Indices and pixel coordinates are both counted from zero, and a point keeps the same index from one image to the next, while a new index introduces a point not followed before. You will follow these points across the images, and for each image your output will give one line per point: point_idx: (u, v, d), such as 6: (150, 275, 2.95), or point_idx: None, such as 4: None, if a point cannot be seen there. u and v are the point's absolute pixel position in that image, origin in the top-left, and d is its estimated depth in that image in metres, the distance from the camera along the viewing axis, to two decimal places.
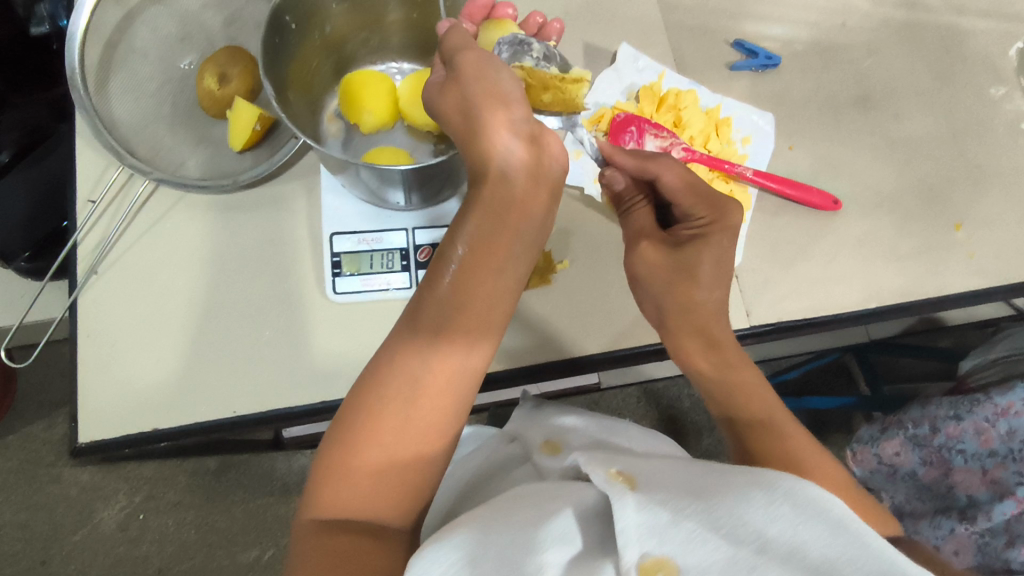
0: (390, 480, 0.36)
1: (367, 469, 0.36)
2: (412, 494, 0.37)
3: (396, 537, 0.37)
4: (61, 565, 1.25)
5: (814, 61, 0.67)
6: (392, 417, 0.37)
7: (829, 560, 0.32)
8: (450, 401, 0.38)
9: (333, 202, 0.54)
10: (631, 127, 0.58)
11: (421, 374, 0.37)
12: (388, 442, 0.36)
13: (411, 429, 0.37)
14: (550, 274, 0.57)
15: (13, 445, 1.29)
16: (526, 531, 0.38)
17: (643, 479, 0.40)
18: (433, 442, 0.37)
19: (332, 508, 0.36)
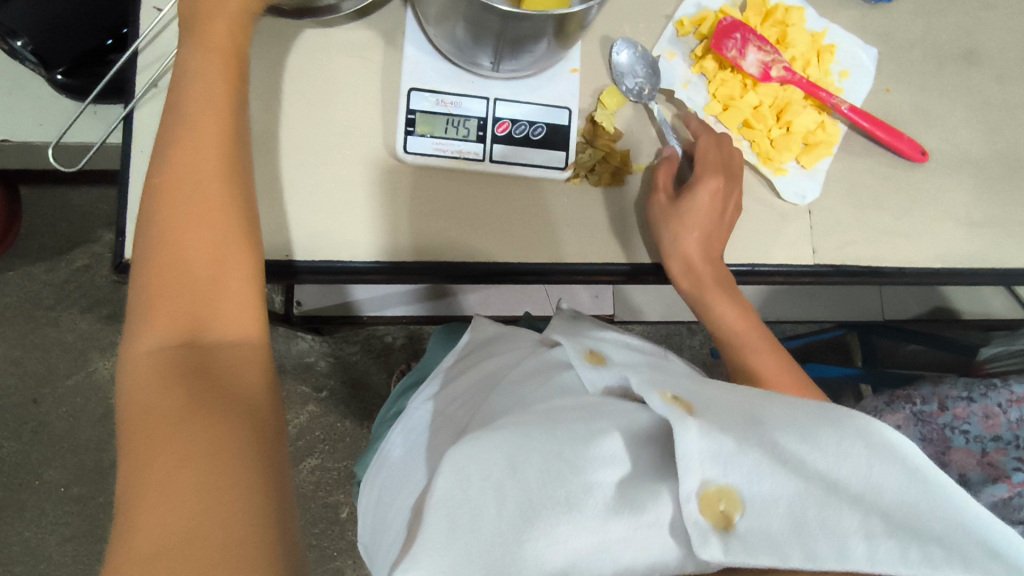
0: (196, 284, 0.36)
1: (168, 283, 0.36)
2: (219, 296, 0.36)
3: (219, 346, 0.36)
4: (52, 406, 1.26)
5: (930, 4, 0.62)
6: (186, 218, 0.37)
7: (903, 505, 0.29)
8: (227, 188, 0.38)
9: (414, 58, 0.51)
10: (736, 33, 0.54)
11: (196, 168, 0.38)
12: (189, 245, 0.37)
13: (198, 221, 0.37)
14: (624, 174, 0.53)
15: (13, 282, 1.27)
16: (566, 447, 0.34)
17: (699, 404, 0.34)
18: (220, 232, 0.37)
19: (155, 327, 0.35)
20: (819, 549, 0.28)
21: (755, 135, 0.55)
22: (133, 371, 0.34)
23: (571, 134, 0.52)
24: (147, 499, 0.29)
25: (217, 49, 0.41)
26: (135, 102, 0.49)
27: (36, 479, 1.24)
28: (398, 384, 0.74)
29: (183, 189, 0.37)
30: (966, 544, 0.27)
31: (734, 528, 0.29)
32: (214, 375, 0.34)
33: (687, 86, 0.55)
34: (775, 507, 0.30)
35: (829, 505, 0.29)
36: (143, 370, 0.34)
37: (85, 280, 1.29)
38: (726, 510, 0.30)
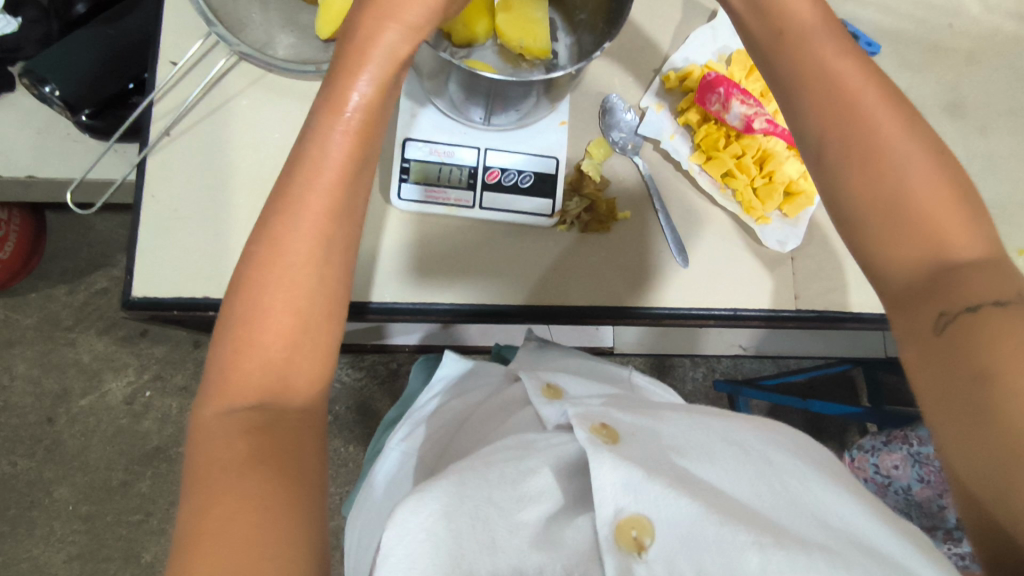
0: (252, 412, 0.35)
1: (243, 376, 0.36)
2: (279, 425, 0.35)
3: (271, 474, 0.33)
4: (66, 425, 1.30)
5: (912, 59, 0.64)
6: (256, 325, 0.36)
7: (789, 524, 0.33)
8: (301, 286, 0.37)
9: (411, 109, 0.54)
10: (719, 87, 0.56)
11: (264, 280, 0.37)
12: (251, 353, 0.36)
13: (279, 321, 0.37)
14: (610, 223, 0.55)
15: (34, 304, 1.32)
16: (502, 487, 0.38)
17: (625, 432, 0.40)
18: (280, 346, 0.36)
19: (211, 465, 0.33)
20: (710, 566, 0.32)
21: (737, 185, 0.57)
22: (197, 504, 0.32)
23: (559, 181, 0.55)
24: None
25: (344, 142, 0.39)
26: (149, 149, 0.52)
27: (47, 497, 1.27)
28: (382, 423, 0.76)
29: (249, 304, 0.37)
30: (852, 552, 0.31)
31: (647, 552, 0.33)
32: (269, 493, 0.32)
33: (672, 136, 0.58)
34: (678, 527, 0.34)
35: (728, 522, 0.32)
36: (209, 435, 0.35)
37: (103, 303, 1.33)
38: (639, 537, 0.34)
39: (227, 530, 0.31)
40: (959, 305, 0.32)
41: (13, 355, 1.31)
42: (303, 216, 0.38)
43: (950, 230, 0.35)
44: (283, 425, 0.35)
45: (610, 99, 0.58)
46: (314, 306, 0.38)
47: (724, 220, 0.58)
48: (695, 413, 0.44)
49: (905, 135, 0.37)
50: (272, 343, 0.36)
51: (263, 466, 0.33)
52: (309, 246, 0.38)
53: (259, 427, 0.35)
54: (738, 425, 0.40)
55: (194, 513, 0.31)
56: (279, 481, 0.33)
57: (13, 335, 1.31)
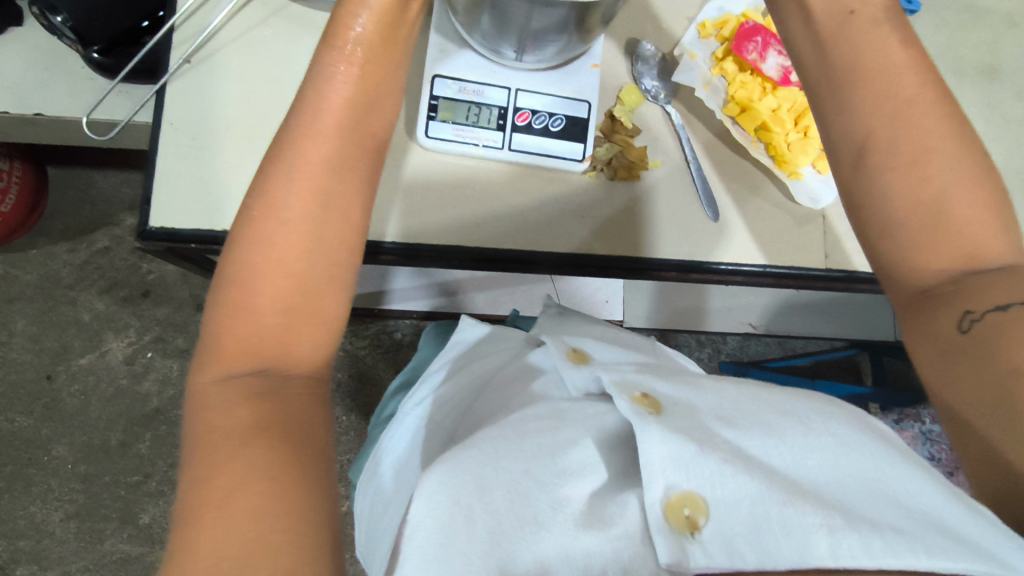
0: (259, 379, 0.34)
1: (238, 345, 0.34)
2: (284, 395, 0.34)
3: (276, 445, 0.32)
4: (64, 384, 1.28)
5: (951, 20, 0.63)
6: (260, 282, 0.35)
7: (860, 505, 0.30)
8: (305, 242, 0.35)
9: (441, 46, 0.52)
10: (756, 37, 0.55)
11: (273, 237, 0.35)
12: (256, 313, 0.35)
13: (270, 285, 0.35)
14: (639, 171, 0.54)
15: (34, 259, 1.30)
16: (540, 459, 0.37)
17: (668, 403, 0.37)
18: (283, 309, 0.35)
19: (215, 431, 0.33)
20: (777, 551, 0.30)
21: (772, 137, 0.55)
22: (197, 469, 0.32)
23: (590, 126, 0.53)
24: None
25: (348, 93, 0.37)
26: (168, 75, 0.50)
27: (45, 455, 1.26)
28: (391, 384, 0.75)
29: (255, 263, 0.35)
30: (930, 536, 0.28)
31: (699, 532, 0.31)
32: (273, 466, 0.31)
33: (706, 87, 0.56)
34: (739, 510, 0.31)
35: (792, 504, 0.30)
36: (213, 397, 0.34)
37: (104, 262, 1.31)
38: (692, 516, 0.31)
39: (228, 508, 0.30)
40: (986, 305, 0.33)
41: (13, 312, 1.29)
42: (301, 173, 0.36)
43: (977, 230, 0.35)
44: (285, 394, 0.34)
45: (641, 45, 0.56)
46: (315, 268, 0.36)
47: (754, 173, 0.56)
48: (743, 382, 0.41)
49: (954, 143, 0.37)
50: (276, 304, 0.35)
51: (269, 433, 0.32)
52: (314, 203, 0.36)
53: (259, 398, 0.33)
54: (796, 396, 0.37)
55: (194, 488, 0.31)
56: (281, 454, 0.32)
57: (12, 291, 1.29)
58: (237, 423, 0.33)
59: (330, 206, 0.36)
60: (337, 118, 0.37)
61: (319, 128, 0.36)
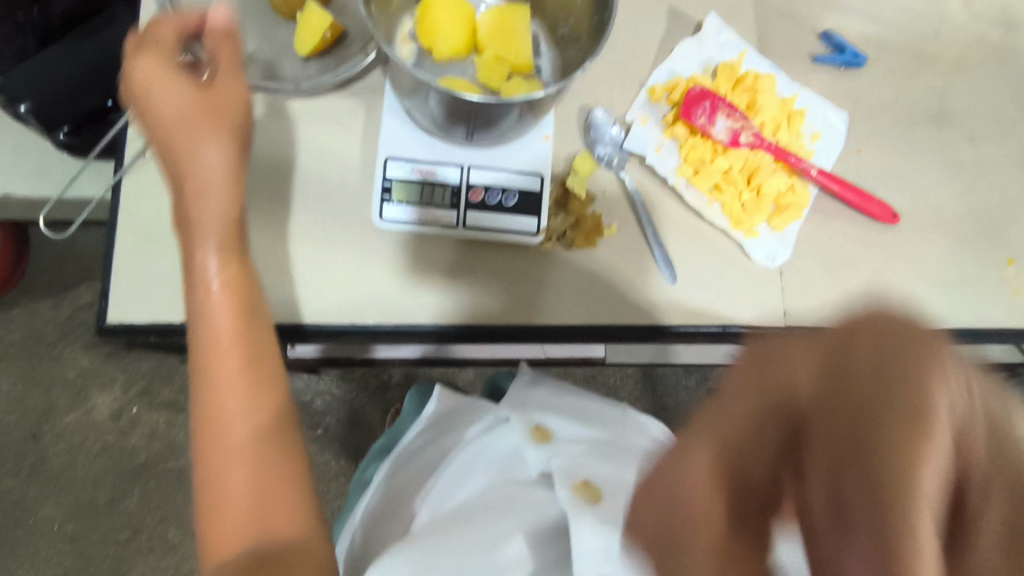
0: (249, 501, 0.40)
1: (225, 525, 0.40)
2: (274, 511, 0.41)
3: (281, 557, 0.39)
4: (51, 443, 1.27)
5: (898, 68, 0.64)
6: (226, 414, 0.41)
7: None
8: (240, 370, 0.42)
9: (394, 127, 0.54)
10: (705, 101, 0.56)
11: (218, 372, 0.42)
12: (235, 438, 0.41)
13: (236, 416, 0.42)
14: (596, 238, 0.55)
15: (18, 319, 1.30)
16: (478, 553, 0.47)
17: (603, 487, 0.47)
18: (251, 434, 0.42)
19: (221, 549, 0.40)
20: None
21: (724, 199, 0.56)
22: None
23: (544, 199, 0.54)
24: None
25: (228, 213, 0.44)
26: (124, 170, 0.51)
27: (32, 516, 1.25)
28: (368, 447, 0.74)
29: (215, 398, 0.42)
30: None
31: None
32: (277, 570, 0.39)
33: (658, 150, 0.57)
34: None
35: None
36: (218, 524, 0.40)
37: (88, 317, 1.31)
38: None
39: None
40: None
41: None
42: (219, 358, 0.42)
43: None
44: (268, 551, 0.39)
45: (590, 112, 0.57)
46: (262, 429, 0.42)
47: (709, 233, 0.57)
48: None
49: None
50: (248, 432, 0.42)
51: (267, 554, 0.39)
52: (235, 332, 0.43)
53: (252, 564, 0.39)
54: None
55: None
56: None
57: None
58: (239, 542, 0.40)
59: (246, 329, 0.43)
60: (215, 251, 0.43)
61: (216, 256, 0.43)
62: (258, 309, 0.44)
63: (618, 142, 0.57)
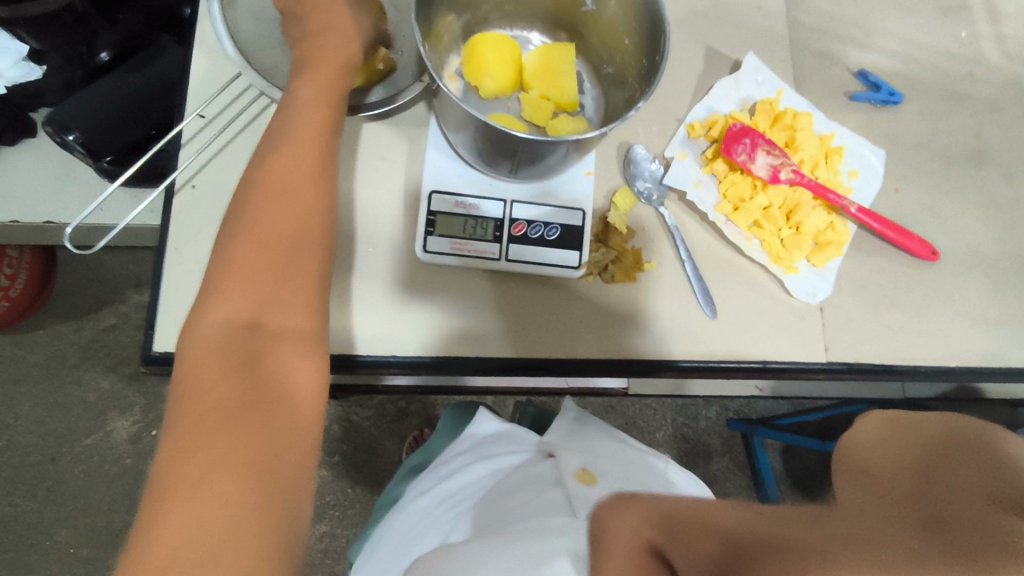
0: (244, 365, 0.38)
1: (208, 345, 0.39)
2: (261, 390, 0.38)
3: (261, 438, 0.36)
4: (70, 465, 1.27)
5: (934, 107, 0.64)
6: (255, 257, 0.41)
7: None
8: (290, 224, 0.43)
9: (437, 161, 0.55)
10: (744, 138, 0.56)
11: (266, 215, 0.43)
12: (259, 298, 0.41)
13: (266, 268, 0.42)
14: (636, 273, 0.55)
15: (42, 340, 1.30)
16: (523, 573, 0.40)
17: None
18: (278, 296, 0.41)
19: (198, 399, 0.37)
20: None
21: (764, 235, 0.57)
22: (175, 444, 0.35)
23: (586, 233, 0.54)
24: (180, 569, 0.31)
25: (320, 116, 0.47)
26: (174, 201, 0.52)
27: (47, 539, 1.24)
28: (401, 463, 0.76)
29: (254, 242, 0.42)
30: None
31: None
32: (254, 447, 0.36)
33: (698, 187, 0.57)
34: None
35: None
36: (201, 377, 0.38)
37: (111, 339, 1.32)
38: None
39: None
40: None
41: (19, 393, 1.29)
42: (270, 209, 0.43)
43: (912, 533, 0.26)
44: (265, 376, 0.39)
45: (628, 147, 0.57)
46: (289, 263, 0.42)
47: (750, 269, 0.57)
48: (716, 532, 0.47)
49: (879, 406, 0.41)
50: (275, 294, 0.41)
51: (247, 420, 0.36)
52: (297, 196, 0.44)
53: (244, 390, 0.37)
54: None
55: (162, 489, 0.33)
56: (256, 434, 0.36)
57: (18, 374, 1.29)
58: (221, 397, 0.37)
59: (308, 203, 0.44)
60: (303, 131, 0.46)
61: (309, 144, 0.46)
62: (310, 201, 0.45)
63: (656, 178, 0.57)
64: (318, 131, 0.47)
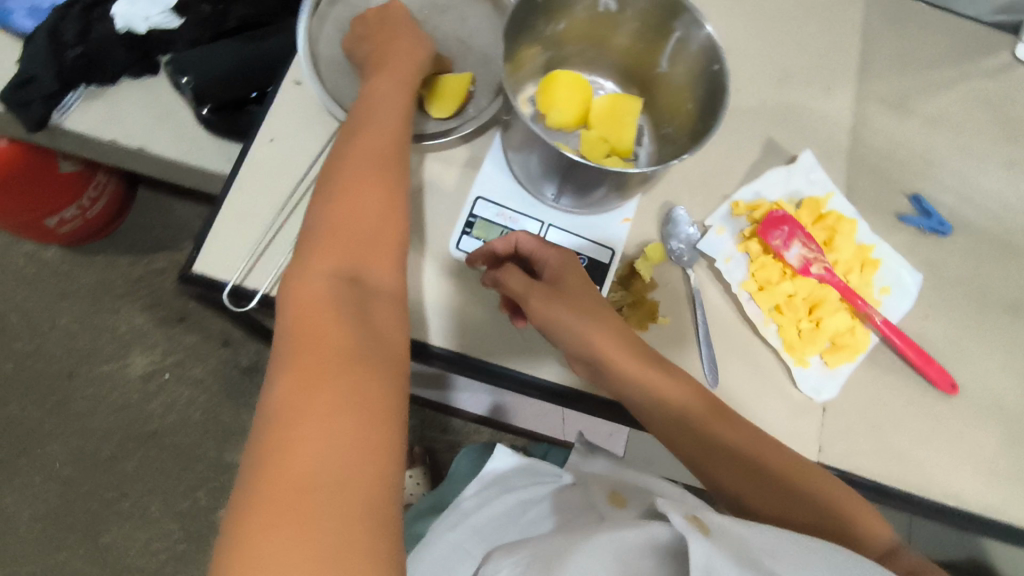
0: (347, 319, 0.41)
1: (314, 297, 0.42)
2: (365, 338, 0.40)
3: (374, 373, 0.39)
4: (82, 385, 1.33)
5: (983, 249, 0.65)
6: (351, 227, 0.45)
7: None
8: (384, 192, 0.47)
9: (492, 173, 0.59)
10: (784, 225, 0.58)
11: (353, 184, 0.47)
12: (352, 258, 0.44)
13: (356, 234, 0.45)
14: (648, 323, 0.56)
15: (97, 264, 1.39)
16: None
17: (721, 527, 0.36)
18: (370, 260, 0.45)
19: (307, 349, 0.39)
20: None
21: (782, 321, 0.57)
22: (292, 384, 0.37)
23: (608, 273, 0.57)
24: (316, 496, 0.33)
25: (400, 99, 0.51)
26: (250, 151, 0.59)
27: (39, 448, 1.29)
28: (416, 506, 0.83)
29: (351, 211, 0.46)
30: None
31: None
32: (369, 387, 0.38)
33: (728, 260, 0.59)
34: None
35: None
36: (310, 328, 0.40)
37: (157, 281, 1.39)
38: None
39: (307, 525, 0.32)
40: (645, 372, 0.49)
41: (62, 307, 1.37)
42: (363, 178, 0.47)
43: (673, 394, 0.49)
44: (366, 327, 0.41)
45: (668, 207, 0.60)
46: (381, 232, 0.46)
47: (761, 350, 0.57)
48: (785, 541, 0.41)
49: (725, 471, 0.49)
50: (367, 257, 0.45)
51: (362, 362, 0.39)
52: (385, 165, 0.48)
53: (353, 338, 0.40)
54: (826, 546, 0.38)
55: (283, 423, 0.35)
56: (366, 375, 0.38)
57: (66, 288, 1.38)
58: (333, 343, 0.39)
59: (395, 174, 0.48)
60: (382, 113, 0.50)
61: (389, 121, 0.50)
62: (398, 174, 0.49)
63: (690, 241, 0.59)
64: (400, 112, 0.51)
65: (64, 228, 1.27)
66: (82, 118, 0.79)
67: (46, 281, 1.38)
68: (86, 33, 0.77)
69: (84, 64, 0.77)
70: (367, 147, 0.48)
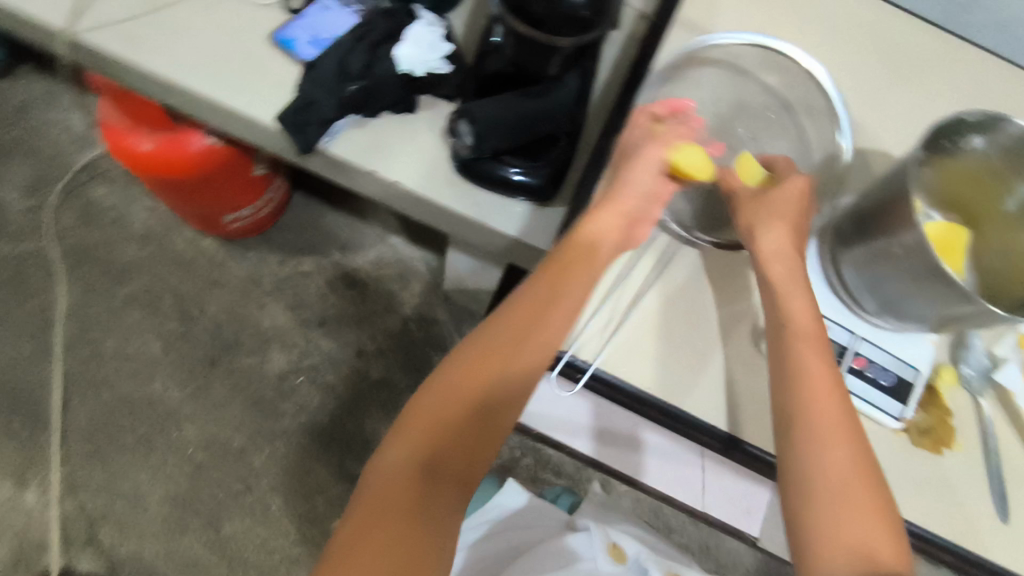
0: (415, 486, 0.53)
1: (399, 463, 0.54)
2: (420, 501, 0.52)
3: (413, 541, 0.50)
4: (221, 375, 1.37)
5: None
6: (458, 395, 0.57)
7: None
8: (500, 367, 0.58)
9: (810, 280, 0.64)
10: None
11: (466, 364, 0.58)
12: (449, 424, 0.56)
13: (461, 402, 0.56)
14: (945, 447, 0.61)
15: (249, 259, 1.43)
16: None
17: None
18: (464, 428, 0.56)
19: (380, 500, 0.52)
20: None
21: None
22: (354, 529, 0.51)
23: (915, 395, 0.61)
24: None
25: (568, 271, 0.62)
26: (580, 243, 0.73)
27: (176, 431, 1.33)
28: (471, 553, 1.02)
29: (457, 386, 0.57)
30: None
31: None
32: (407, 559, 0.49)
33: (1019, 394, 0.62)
34: None
35: None
36: (388, 481, 0.53)
37: (302, 283, 1.43)
38: None
39: None
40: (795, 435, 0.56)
41: (210, 295, 1.41)
42: (486, 357, 0.58)
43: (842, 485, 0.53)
44: (429, 498, 0.53)
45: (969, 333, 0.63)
46: (483, 409, 0.57)
47: None
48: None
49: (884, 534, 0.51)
50: (461, 428, 0.56)
51: (409, 523, 0.51)
52: (515, 345, 0.59)
53: (412, 503, 0.52)
54: None
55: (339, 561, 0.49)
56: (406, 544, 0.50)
57: (217, 277, 1.42)
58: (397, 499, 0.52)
59: (522, 356, 0.59)
60: (543, 285, 0.62)
61: (549, 289, 0.61)
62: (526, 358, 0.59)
63: (985, 370, 0.62)
64: (569, 270, 0.63)
65: (235, 225, 1.34)
66: (346, 143, 0.83)
67: (199, 268, 1.42)
68: (369, 70, 0.82)
69: (359, 97, 0.82)
70: (508, 329, 0.60)
